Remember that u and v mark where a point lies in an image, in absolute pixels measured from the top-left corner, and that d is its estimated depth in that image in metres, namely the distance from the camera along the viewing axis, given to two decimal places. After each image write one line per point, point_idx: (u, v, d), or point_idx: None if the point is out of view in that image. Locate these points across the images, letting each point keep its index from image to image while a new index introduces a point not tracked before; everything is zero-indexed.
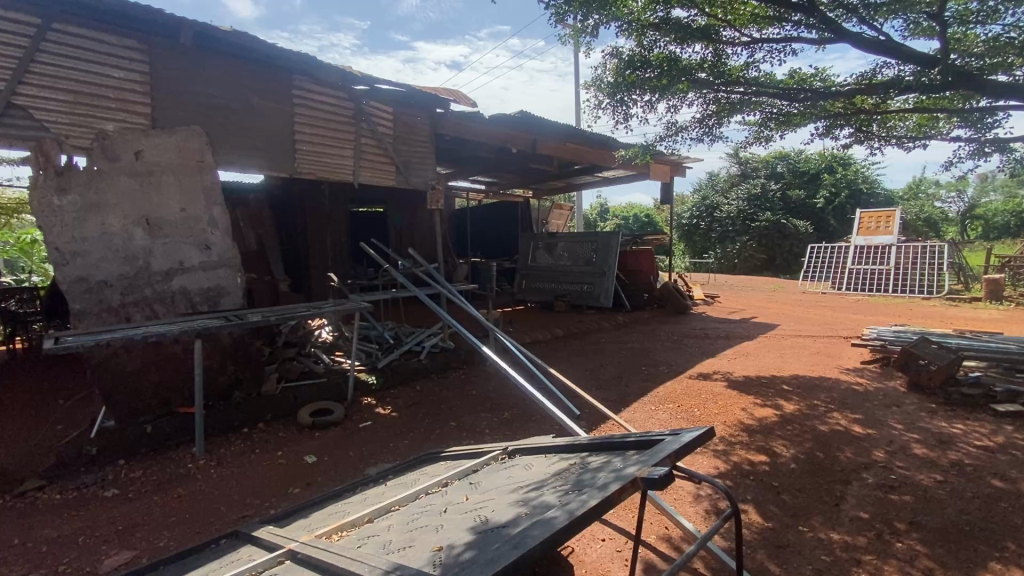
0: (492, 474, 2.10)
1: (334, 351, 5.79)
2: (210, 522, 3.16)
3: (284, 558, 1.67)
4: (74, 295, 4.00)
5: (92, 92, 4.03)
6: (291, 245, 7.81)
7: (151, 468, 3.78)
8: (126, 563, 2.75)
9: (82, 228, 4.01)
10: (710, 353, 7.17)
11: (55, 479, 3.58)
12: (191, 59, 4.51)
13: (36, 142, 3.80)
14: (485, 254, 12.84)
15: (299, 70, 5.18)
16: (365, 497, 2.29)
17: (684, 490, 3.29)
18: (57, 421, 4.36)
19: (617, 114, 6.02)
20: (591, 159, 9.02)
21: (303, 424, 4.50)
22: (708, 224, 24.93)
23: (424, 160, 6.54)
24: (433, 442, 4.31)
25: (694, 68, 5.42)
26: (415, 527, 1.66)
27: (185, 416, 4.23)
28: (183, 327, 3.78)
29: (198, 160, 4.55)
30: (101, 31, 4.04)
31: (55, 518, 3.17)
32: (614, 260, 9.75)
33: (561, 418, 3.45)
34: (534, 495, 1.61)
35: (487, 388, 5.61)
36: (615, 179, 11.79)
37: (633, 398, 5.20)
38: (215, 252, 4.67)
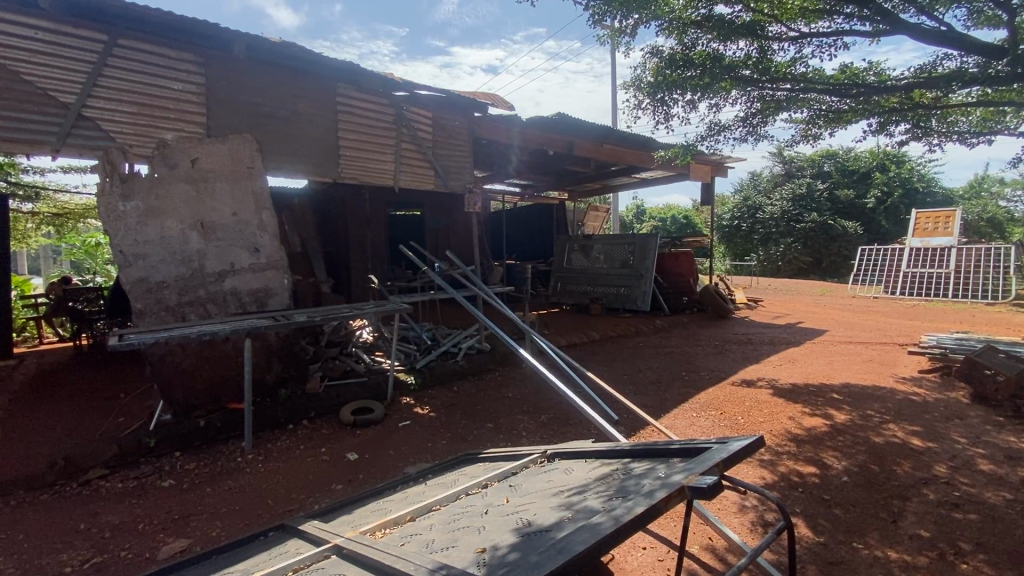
0: (533, 477, 2.09)
1: (374, 351, 5.92)
2: (259, 515, 3.28)
3: (329, 553, 1.72)
4: (136, 295, 4.24)
5: (153, 103, 4.28)
6: (333, 247, 8.04)
7: (203, 461, 3.96)
8: (181, 551, 2.89)
9: (143, 232, 4.25)
10: (754, 359, 6.94)
11: (117, 468, 3.80)
12: (242, 70, 4.72)
13: (103, 151, 4.07)
14: (521, 256, 12.87)
15: (343, 78, 5.33)
16: (406, 495, 2.33)
17: (729, 500, 3.19)
18: (120, 414, 4.64)
19: (657, 114, 5.95)
20: (629, 159, 8.88)
21: (345, 422, 4.62)
22: (749, 226, 24.18)
23: (461, 164, 6.60)
24: (471, 443, 4.34)
25: (738, 66, 5.29)
26: (458, 527, 1.67)
27: (235, 411, 4.42)
28: (233, 326, 3.93)
29: (249, 166, 4.74)
30: (162, 45, 4.29)
31: (117, 505, 3.37)
32: (652, 262, 9.57)
33: (600, 422, 3.38)
34: (577, 500, 1.59)
35: (523, 390, 5.61)
36: (654, 180, 11.59)
37: (672, 404, 5.09)
38: (264, 254, 4.82)
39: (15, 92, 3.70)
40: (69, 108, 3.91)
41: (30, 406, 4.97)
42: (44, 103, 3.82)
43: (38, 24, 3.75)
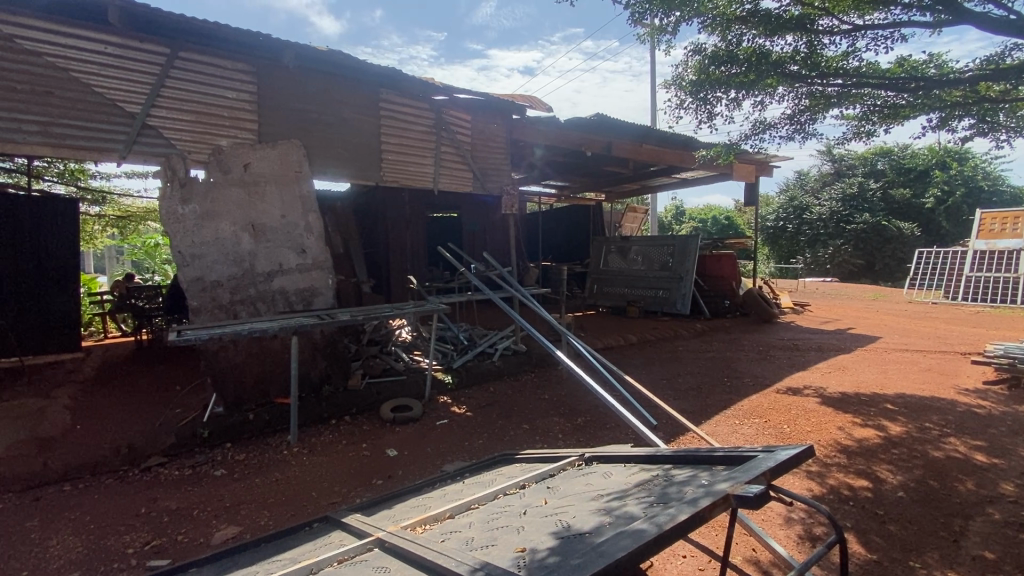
0: (570, 480, 2.08)
1: (412, 350, 6.02)
2: (304, 506, 3.40)
3: (372, 546, 1.77)
4: (193, 293, 4.48)
5: (211, 112, 4.51)
6: (373, 248, 8.24)
7: (252, 453, 4.14)
8: (233, 537, 3.03)
9: (199, 233, 4.48)
10: (800, 365, 6.67)
11: (174, 457, 4.03)
12: (291, 78, 4.92)
13: (164, 158, 4.32)
14: (556, 258, 12.83)
15: (385, 84, 5.47)
16: (445, 492, 2.37)
17: (774, 511, 3.09)
18: (176, 405, 4.91)
19: (699, 112, 5.84)
20: (669, 159, 8.73)
21: (385, 419, 4.74)
22: (795, 227, 23.16)
23: (499, 166, 6.65)
24: (507, 444, 4.36)
25: (785, 61, 5.11)
26: (497, 526, 1.69)
27: (282, 406, 4.60)
28: (281, 324, 4.09)
29: (296, 170, 4.92)
30: (218, 56, 4.51)
31: (174, 492, 3.57)
32: (692, 264, 9.35)
33: (638, 427, 3.33)
34: (617, 505, 1.58)
35: (559, 393, 5.59)
36: (694, 181, 11.35)
37: (714, 411, 4.96)
38: (310, 255, 4.99)
39: (88, 104, 3.98)
40: (135, 117, 4.17)
41: (97, 396, 5.32)
42: (113, 114, 4.09)
43: (108, 40, 4.03)
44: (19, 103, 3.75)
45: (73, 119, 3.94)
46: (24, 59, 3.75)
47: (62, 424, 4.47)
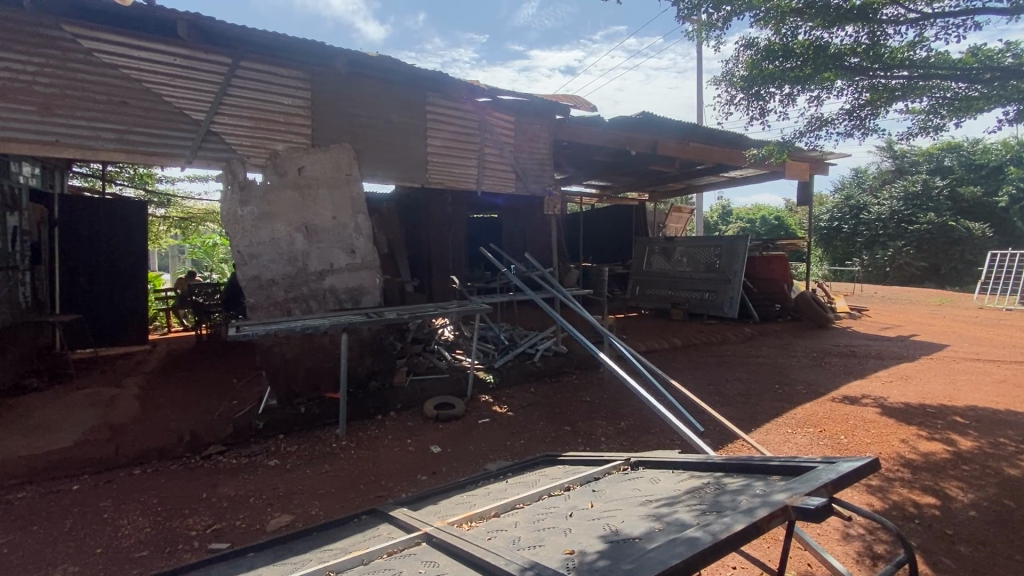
0: (617, 484, 2.05)
1: (455, 349, 6.10)
2: (352, 498, 3.52)
3: (419, 540, 1.81)
4: (250, 290, 4.70)
5: (268, 118, 4.74)
6: (417, 249, 8.41)
7: (303, 445, 4.30)
8: (286, 525, 3.17)
9: (257, 234, 4.71)
10: (858, 373, 6.34)
11: (232, 446, 4.24)
12: (343, 84, 5.08)
13: (226, 162, 4.56)
14: (597, 259, 12.69)
15: (433, 88, 5.59)
16: (490, 491, 2.39)
17: (831, 526, 2.94)
18: (233, 397, 5.17)
19: (751, 109, 5.66)
20: (717, 158, 8.49)
21: (428, 416, 4.83)
22: (852, 228, 21.96)
23: (542, 167, 6.65)
24: (549, 446, 4.36)
25: (845, 53, 4.88)
26: (543, 527, 1.69)
27: (331, 400, 4.76)
28: (332, 321, 4.23)
29: (347, 173, 5.09)
30: (276, 64, 4.72)
31: (231, 479, 3.76)
32: (741, 266, 9.03)
33: (685, 432, 3.24)
34: (667, 512, 1.55)
35: (602, 395, 5.53)
36: (744, 180, 11.01)
37: (764, 418, 4.78)
38: (358, 255, 5.14)
39: (159, 112, 4.26)
40: (199, 124, 4.42)
41: (162, 387, 5.68)
42: (180, 121, 4.36)
43: (177, 52, 4.29)
44: (98, 113, 4.05)
45: (145, 127, 4.22)
46: (103, 72, 4.05)
47: (131, 412, 4.79)
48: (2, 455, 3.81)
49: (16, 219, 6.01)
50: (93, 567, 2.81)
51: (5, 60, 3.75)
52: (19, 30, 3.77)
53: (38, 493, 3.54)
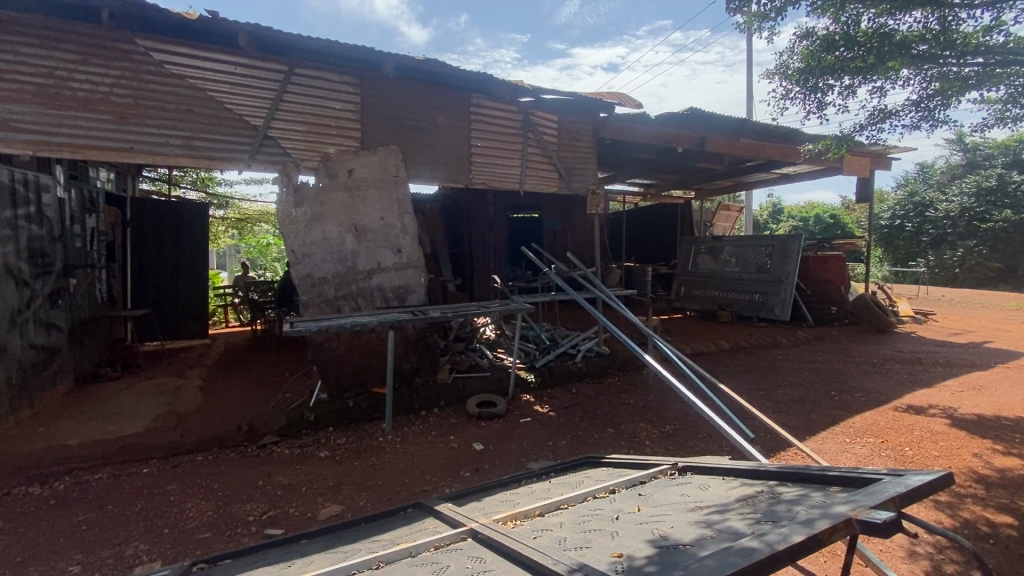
0: (664, 489, 2.01)
1: (496, 348, 6.14)
2: (399, 491, 3.61)
3: (465, 535, 1.83)
4: (303, 289, 4.90)
5: (321, 122, 4.92)
6: (459, 248, 8.52)
7: (350, 438, 4.45)
8: (337, 515, 3.30)
9: (310, 234, 4.90)
10: (924, 381, 5.94)
11: (285, 436, 4.44)
12: (391, 87, 5.22)
13: (281, 165, 4.77)
14: (640, 258, 12.46)
15: (477, 89, 5.64)
16: (532, 490, 2.39)
17: (894, 542, 2.78)
18: (286, 390, 5.41)
19: (808, 103, 5.44)
20: (770, 153, 8.16)
21: (471, 413, 4.89)
22: (916, 226, 20.63)
23: (585, 165, 6.58)
24: (592, 447, 4.33)
25: (913, 40, 4.60)
26: (589, 529, 1.68)
27: (377, 396, 4.90)
28: (379, 319, 4.35)
29: (394, 175, 5.21)
30: (327, 70, 4.90)
31: (285, 469, 3.93)
32: (794, 266, 8.64)
33: (735, 438, 3.14)
34: (719, 519, 1.51)
35: (646, 398, 5.42)
36: (798, 177, 10.55)
37: (819, 427, 4.56)
38: (404, 254, 5.26)
39: (221, 119, 4.50)
40: (257, 130, 4.65)
41: (221, 378, 6.00)
42: (240, 127, 4.59)
43: (237, 61, 4.53)
44: (166, 121, 4.32)
45: (208, 133, 4.46)
46: (171, 82, 4.32)
47: (193, 402, 5.09)
48: (82, 438, 4.13)
49: (93, 221, 6.49)
50: (161, 546, 3.02)
51: (86, 73, 4.05)
52: (98, 45, 4.07)
53: (113, 475, 3.83)
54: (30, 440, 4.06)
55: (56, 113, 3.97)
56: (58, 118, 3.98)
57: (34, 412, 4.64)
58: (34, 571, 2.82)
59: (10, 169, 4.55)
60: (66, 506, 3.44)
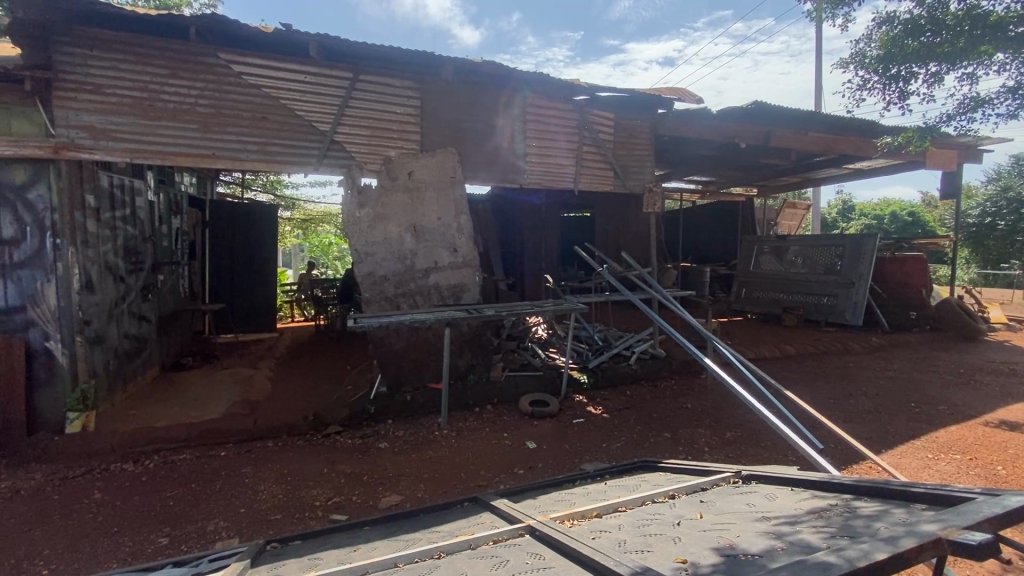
0: (727, 497, 1.95)
1: (549, 348, 6.14)
2: (454, 485, 3.70)
3: (523, 531, 1.85)
4: (365, 286, 5.12)
5: (383, 126, 5.10)
6: (512, 248, 8.58)
7: (408, 430, 4.60)
8: (396, 504, 3.43)
9: (372, 234, 5.10)
10: (1020, 395, 5.41)
11: (347, 427, 4.66)
12: (449, 90, 5.33)
13: (346, 168, 4.99)
14: (697, 258, 12.06)
15: (533, 89, 5.66)
16: (588, 491, 2.39)
17: (984, 569, 2.56)
18: (348, 383, 5.66)
19: (888, 93, 5.07)
20: (841, 147, 7.68)
21: (524, 412, 4.92)
22: (1010, 224, 18.75)
23: (642, 163, 6.45)
24: (647, 451, 4.26)
25: (1009, 21, 4.24)
26: (649, 532, 1.66)
27: (433, 391, 5.03)
28: (437, 316, 4.46)
29: (451, 176, 5.34)
30: (390, 76, 5.08)
31: (348, 457, 4.12)
32: (868, 267, 8.09)
33: (804, 448, 2.98)
34: (789, 531, 1.45)
35: (704, 403, 5.26)
36: (872, 172, 9.88)
37: (896, 440, 4.25)
38: (460, 253, 5.37)
39: (293, 126, 4.78)
40: (325, 135, 4.89)
41: (289, 370, 6.35)
42: (310, 133, 4.84)
43: (307, 71, 4.78)
44: (244, 129, 4.62)
45: (282, 139, 4.74)
46: (248, 92, 4.62)
47: (264, 391, 5.42)
48: (169, 421, 4.51)
49: (178, 222, 7.06)
50: (239, 524, 3.25)
51: (175, 86, 4.40)
52: (184, 60, 4.41)
53: (195, 456, 4.15)
54: (125, 421, 4.48)
55: (151, 124, 4.35)
56: (151, 128, 4.35)
57: (128, 396, 5.10)
58: (130, 540, 3.11)
59: (110, 175, 5.01)
60: (155, 482, 3.77)
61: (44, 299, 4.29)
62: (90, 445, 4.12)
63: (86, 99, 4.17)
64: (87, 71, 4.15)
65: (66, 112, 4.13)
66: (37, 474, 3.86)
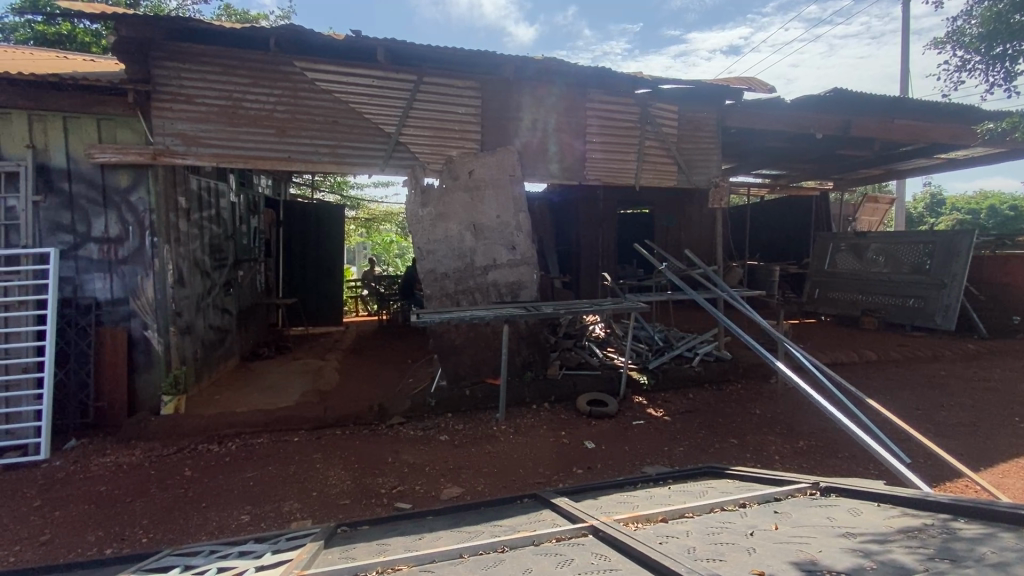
0: (805, 509, 1.84)
1: (607, 347, 6.06)
2: (513, 481, 3.74)
3: (586, 531, 1.84)
4: (427, 283, 5.27)
5: (446, 126, 5.21)
6: (569, 246, 8.53)
7: (467, 425, 4.69)
8: (457, 497, 3.52)
9: (434, 232, 5.24)
10: None
11: (409, 418, 4.81)
12: (510, 89, 5.37)
13: (410, 169, 5.15)
14: (765, 257, 11.48)
15: (595, 84, 5.58)
16: (651, 494, 2.34)
17: None
18: (410, 375, 5.85)
19: (992, 74, 4.58)
20: (932, 136, 7.04)
21: (582, 411, 4.89)
22: None
23: (708, 157, 6.21)
24: (712, 456, 4.11)
25: None
26: (720, 541, 1.60)
27: (491, 387, 5.10)
28: (496, 313, 4.52)
29: (511, 174, 5.37)
30: (452, 76, 5.17)
31: (410, 448, 4.26)
32: (962, 267, 7.36)
33: (890, 461, 2.76)
34: (879, 549, 1.36)
35: (774, 409, 4.99)
36: (969, 162, 8.99)
37: (997, 458, 3.86)
38: (519, 251, 5.41)
39: (361, 129, 4.98)
40: (390, 136, 5.06)
41: (354, 362, 6.65)
42: (377, 135, 5.03)
43: (374, 74, 4.97)
44: (317, 133, 4.87)
45: (351, 141, 4.96)
46: (321, 97, 4.85)
47: (332, 382, 5.70)
48: (248, 407, 4.85)
49: (256, 221, 7.56)
50: (311, 506, 3.45)
51: (256, 94, 4.69)
52: (264, 69, 4.70)
53: (272, 441, 4.45)
54: (210, 405, 4.85)
55: (235, 130, 4.67)
56: (235, 134, 4.68)
57: (212, 382, 5.53)
58: (216, 515, 3.38)
59: (199, 178, 5.43)
60: (237, 464, 4.06)
61: (144, 292, 4.72)
62: (180, 426, 4.50)
63: (179, 108, 4.54)
64: (180, 82, 4.52)
65: (162, 120, 4.51)
66: (136, 451, 4.27)
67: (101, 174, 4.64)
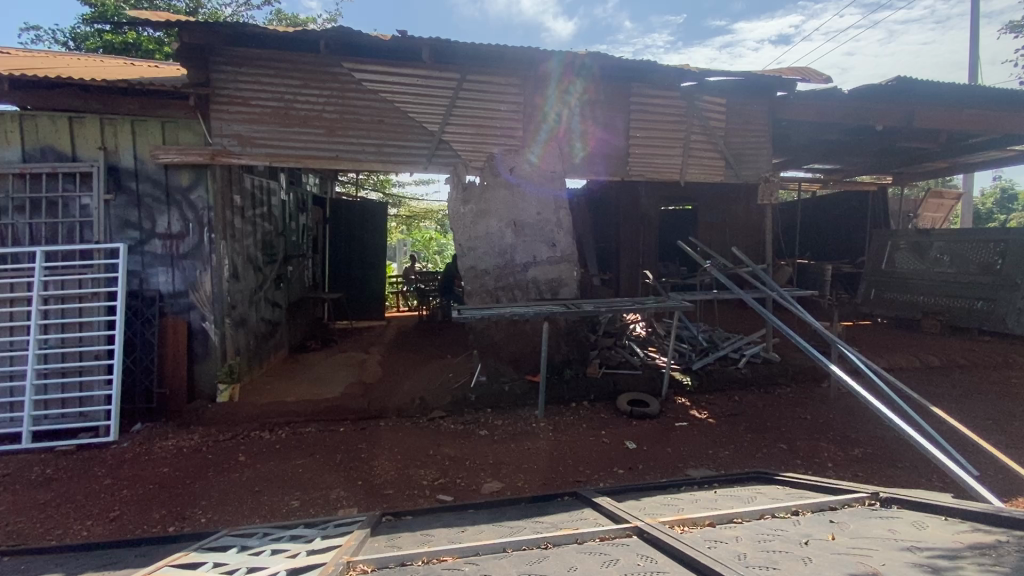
0: (864, 520, 1.76)
1: (648, 346, 5.96)
2: (553, 478, 3.74)
3: (631, 532, 1.82)
4: (467, 279, 5.32)
5: (488, 123, 5.24)
6: (610, 243, 8.42)
7: (506, 421, 4.71)
8: (497, 492, 3.56)
9: (475, 229, 5.29)
10: None
11: (450, 412, 4.89)
12: (553, 85, 5.34)
13: (453, 167, 5.21)
14: (816, 255, 10.99)
15: (639, 78, 5.47)
16: (696, 498, 2.28)
17: None
18: (451, 370, 5.94)
19: None
20: (1006, 125, 6.55)
21: (622, 410, 4.83)
22: None
23: (757, 152, 5.99)
24: (759, 462, 3.97)
25: None
26: (773, 549, 1.55)
27: (530, 383, 5.10)
28: (537, 310, 4.51)
29: (552, 170, 5.36)
30: (495, 73, 5.18)
31: (451, 442, 4.33)
32: None
33: (957, 474, 2.59)
34: (949, 566, 1.29)
35: (826, 415, 4.78)
36: None
37: None
38: (559, 248, 5.42)
39: (406, 127, 5.07)
40: (434, 134, 5.13)
41: (397, 355, 6.80)
42: (420, 133, 5.11)
43: (419, 73, 5.04)
44: (363, 132, 4.99)
45: (395, 140, 5.06)
46: (368, 97, 4.97)
47: (376, 374, 5.86)
48: (297, 397, 5.04)
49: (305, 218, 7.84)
50: (357, 495, 3.56)
51: (307, 95, 4.86)
52: (313, 71, 4.85)
53: (319, 430, 4.61)
54: (261, 395, 5.07)
55: (287, 130, 4.86)
56: (286, 134, 4.86)
57: (264, 372, 5.78)
58: (268, 500, 3.54)
59: (252, 177, 5.67)
60: (287, 451, 4.24)
61: (203, 286, 4.97)
62: (234, 413, 4.73)
63: (236, 110, 4.76)
64: (237, 85, 4.73)
65: (220, 122, 4.75)
66: (195, 436, 4.52)
67: (164, 174, 4.91)
